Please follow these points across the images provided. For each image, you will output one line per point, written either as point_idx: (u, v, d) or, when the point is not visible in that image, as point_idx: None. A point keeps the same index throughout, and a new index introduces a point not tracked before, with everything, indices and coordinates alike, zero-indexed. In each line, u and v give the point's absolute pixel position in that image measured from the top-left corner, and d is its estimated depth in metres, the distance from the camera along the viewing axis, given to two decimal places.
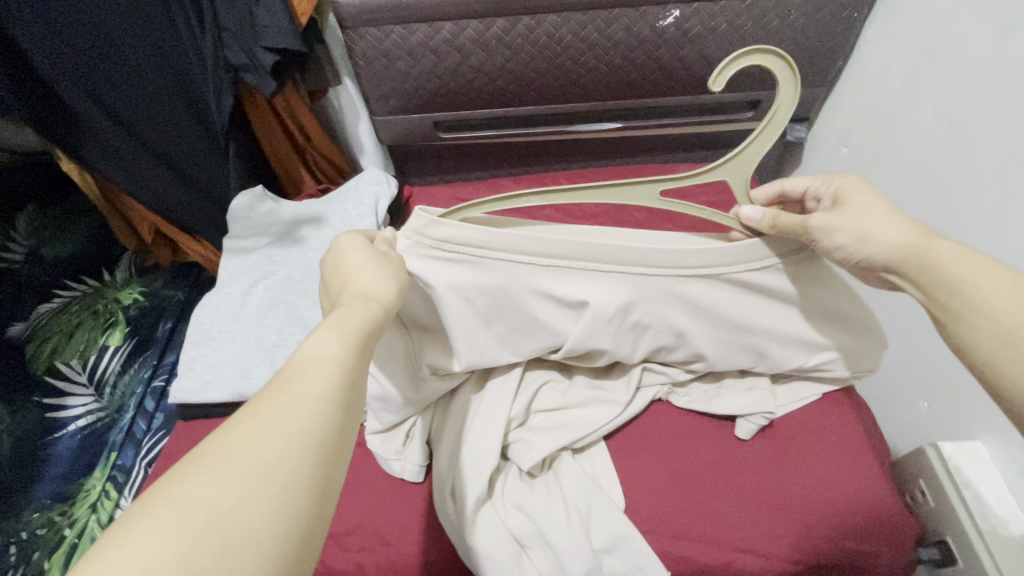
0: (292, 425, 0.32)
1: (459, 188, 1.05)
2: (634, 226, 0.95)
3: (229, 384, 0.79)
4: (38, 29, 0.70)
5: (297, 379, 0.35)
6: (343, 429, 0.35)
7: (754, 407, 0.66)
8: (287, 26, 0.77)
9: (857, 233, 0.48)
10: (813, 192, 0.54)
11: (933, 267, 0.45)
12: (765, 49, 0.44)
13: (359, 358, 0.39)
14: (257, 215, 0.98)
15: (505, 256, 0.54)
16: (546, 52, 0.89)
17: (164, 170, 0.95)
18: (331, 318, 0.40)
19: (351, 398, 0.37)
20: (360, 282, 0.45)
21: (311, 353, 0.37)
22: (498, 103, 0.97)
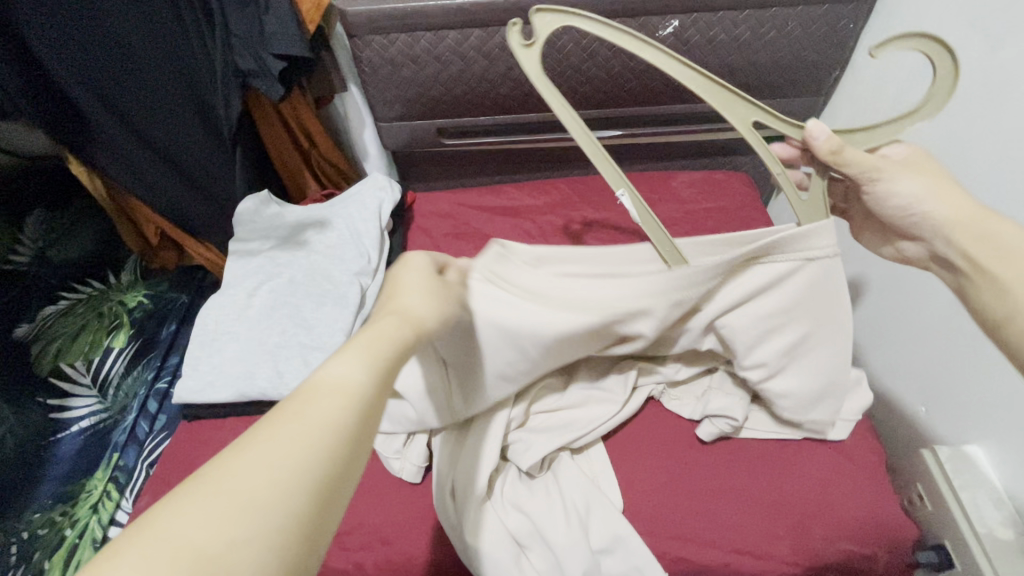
0: (300, 455, 0.32)
1: (461, 194, 1.07)
2: (635, 231, 0.95)
3: (233, 385, 0.80)
4: (54, 35, 0.73)
5: (314, 404, 0.35)
6: (350, 462, 0.35)
7: (721, 411, 0.65)
8: (293, 34, 0.79)
9: (929, 190, 0.54)
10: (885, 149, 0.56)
11: (982, 235, 0.52)
12: (952, 67, 0.45)
13: (381, 385, 0.38)
14: (263, 219, 0.99)
15: (560, 309, 0.55)
16: (549, 61, 0.91)
17: (167, 168, 0.96)
18: (363, 338, 0.40)
19: (367, 428, 0.36)
20: (410, 308, 0.45)
21: (337, 374, 0.37)
22: (501, 110, 0.98)
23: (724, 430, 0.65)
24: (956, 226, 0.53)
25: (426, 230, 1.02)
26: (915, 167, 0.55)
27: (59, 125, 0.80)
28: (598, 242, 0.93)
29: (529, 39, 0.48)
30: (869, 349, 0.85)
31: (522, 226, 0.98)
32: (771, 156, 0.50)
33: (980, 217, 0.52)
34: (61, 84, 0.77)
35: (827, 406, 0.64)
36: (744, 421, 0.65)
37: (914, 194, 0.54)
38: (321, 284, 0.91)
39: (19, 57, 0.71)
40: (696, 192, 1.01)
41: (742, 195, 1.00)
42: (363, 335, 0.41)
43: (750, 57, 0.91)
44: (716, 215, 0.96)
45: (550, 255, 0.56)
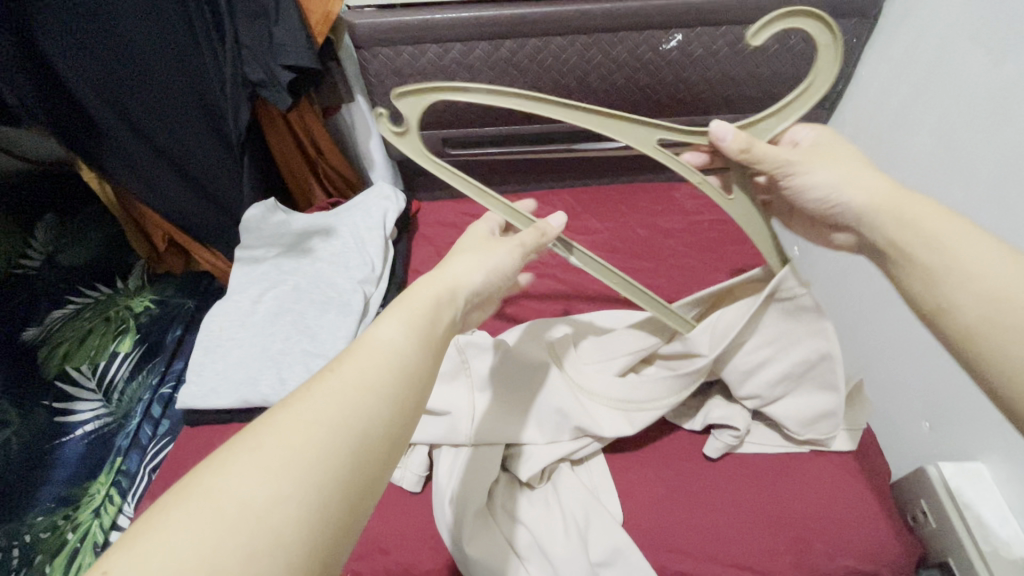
0: (344, 406, 0.34)
1: (466, 204, 1.08)
2: (637, 243, 0.95)
3: (236, 391, 0.80)
4: (66, 44, 0.75)
5: (357, 360, 0.37)
6: (396, 418, 0.36)
7: (724, 422, 0.65)
8: (303, 45, 0.81)
9: (842, 177, 0.50)
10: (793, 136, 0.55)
11: (903, 218, 0.47)
12: (831, 28, 0.45)
13: (423, 349, 0.41)
14: (269, 226, 0.99)
15: (602, 390, 0.65)
16: (553, 73, 0.92)
17: (174, 175, 0.98)
18: (402, 311, 0.43)
19: (410, 387, 0.38)
20: (472, 266, 0.51)
21: (379, 339, 0.40)
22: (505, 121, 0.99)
23: (729, 444, 0.65)
24: (878, 211, 0.48)
25: (430, 240, 1.03)
26: (829, 155, 0.52)
27: (70, 131, 0.83)
28: (600, 253, 0.94)
29: (401, 126, 0.54)
30: (872, 363, 0.85)
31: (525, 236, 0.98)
32: (687, 166, 0.50)
33: (900, 199, 0.48)
34: (73, 90, 0.80)
35: (827, 422, 0.64)
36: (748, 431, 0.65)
37: (832, 182, 0.50)
38: (325, 292, 0.92)
39: (32, 63, 0.73)
40: (699, 204, 1.01)
41: None
42: (405, 304, 0.44)
43: (753, 71, 0.92)
44: (720, 227, 0.97)
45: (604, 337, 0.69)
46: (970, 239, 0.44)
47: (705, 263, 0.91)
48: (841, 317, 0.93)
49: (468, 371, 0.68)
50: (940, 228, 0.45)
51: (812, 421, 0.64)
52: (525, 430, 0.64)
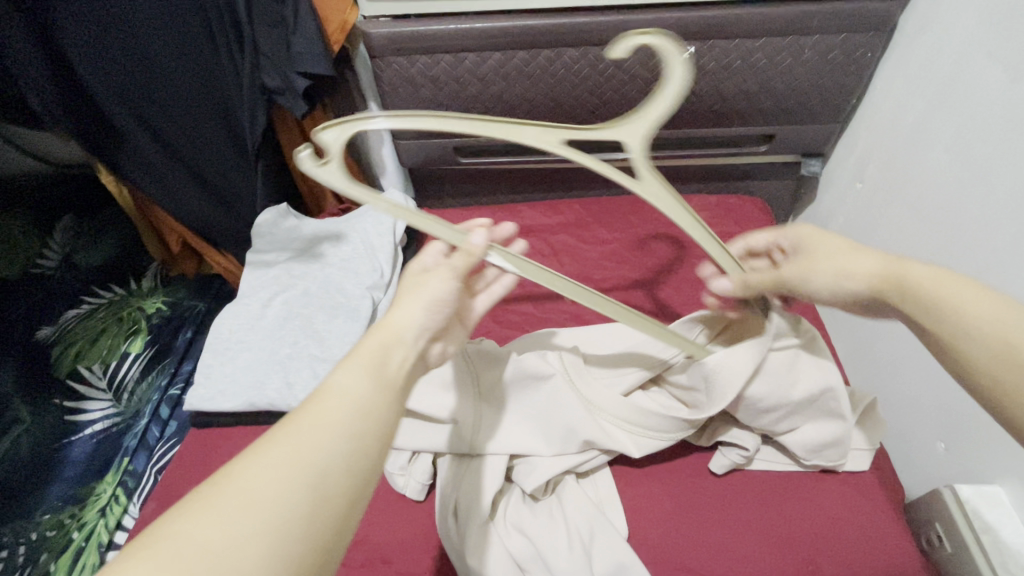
0: (297, 460, 0.35)
1: (476, 212, 1.08)
2: (647, 254, 0.95)
3: (243, 395, 0.81)
4: (89, 51, 0.77)
5: (312, 411, 0.38)
6: (352, 465, 0.37)
7: (732, 440, 0.64)
8: (319, 53, 0.82)
9: (832, 273, 0.52)
10: (775, 244, 0.61)
11: (907, 291, 0.47)
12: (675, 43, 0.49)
13: (380, 392, 0.41)
14: (281, 232, 1.00)
15: (606, 412, 0.65)
16: (565, 84, 0.92)
17: (192, 181, 0.99)
18: (358, 356, 0.43)
19: (367, 434, 0.39)
20: (408, 307, 0.49)
21: (335, 385, 0.40)
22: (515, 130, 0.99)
23: (736, 462, 0.64)
24: (884, 290, 0.48)
25: None
26: (815, 254, 0.54)
27: (91, 137, 0.84)
28: (610, 263, 0.93)
29: (322, 156, 0.55)
30: (886, 381, 0.83)
31: (535, 245, 0.99)
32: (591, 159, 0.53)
33: (897, 270, 0.48)
34: (95, 96, 0.81)
35: (834, 449, 0.63)
36: (756, 450, 0.64)
37: (827, 279, 0.52)
38: (334, 297, 0.93)
39: (57, 71, 0.75)
40: (710, 216, 1.00)
41: (757, 220, 0.99)
42: (363, 349, 0.44)
43: (766, 84, 0.92)
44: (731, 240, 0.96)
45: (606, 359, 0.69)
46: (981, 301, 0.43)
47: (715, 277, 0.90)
48: (855, 333, 0.91)
49: (476, 381, 0.67)
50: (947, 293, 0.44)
51: (818, 449, 0.63)
52: (532, 441, 0.64)
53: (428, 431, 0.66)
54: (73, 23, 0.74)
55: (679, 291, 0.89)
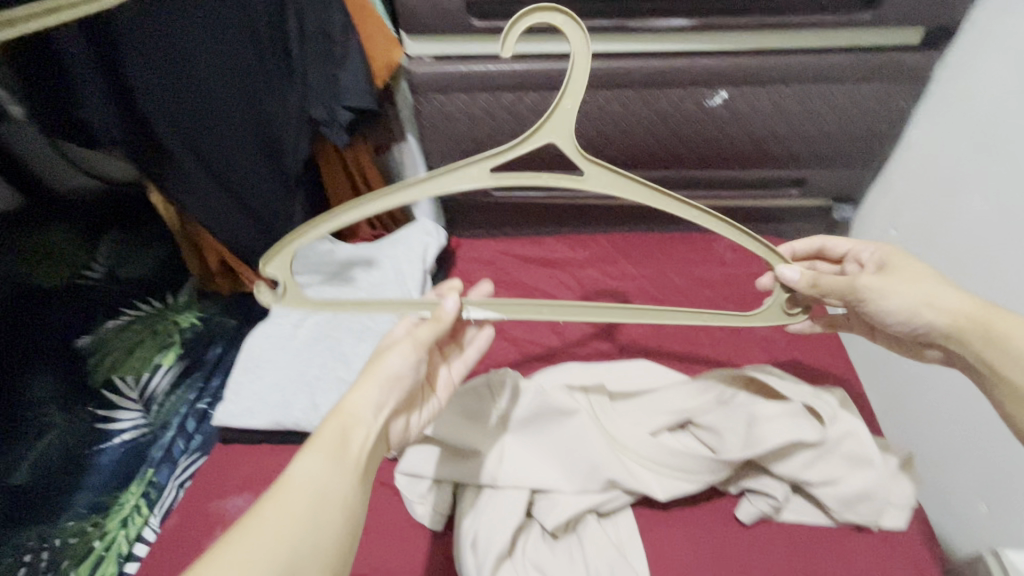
0: (268, 543, 0.41)
1: (504, 243, 1.10)
2: (674, 292, 0.95)
3: (269, 413, 0.82)
4: (154, 85, 0.82)
5: (280, 496, 0.45)
6: (318, 544, 0.44)
7: (760, 488, 0.62)
8: (363, 89, 0.87)
9: (917, 300, 0.60)
10: (856, 254, 0.69)
11: (991, 333, 0.55)
12: (569, 16, 0.46)
13: (339, 475, 0.48)
14: (316, 254, 1.04)
15: (632, 450, 0.64)
16: (598, 123, 0.94)
17: (234, 204, 1.02)
18: (317, 443, 0.50)
19: (330, 513, 0.46)
20: (368, 387, 0.55)
21: (298, 472, 0.47)
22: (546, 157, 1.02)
23: (764, 511, 0.62)
24: (967, 326, 0.57)
25: (468, 276, 1.06)
26: (902, 276, 0.62)
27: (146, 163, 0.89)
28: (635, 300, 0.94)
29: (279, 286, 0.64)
30: (923, 434, 0.81)
31: (559, 280, 1.00)
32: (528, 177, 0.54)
33: (985, 313, 0.56)
34: (153, 127, 0.86)
35: (868, 504, 0.61)
36: (786, 499, 0.62)
37: (910, 303, 0.60)
38: (363, 321, 0.95)
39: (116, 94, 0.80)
40: (737, 256, 1.00)
41: None
42: (324, 435, 0.51)
43: (797, 129, 0.92)
44: (760, 282, 0.95)
45: (633, 396, 0.70)
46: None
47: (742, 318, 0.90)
48: (889, 385, 0.88)
49: (498, 411, 0.68)
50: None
51: (852, 502, 0.60)
52: (554, 473, 0.65)
53: (449, 457, 0.67)
54: (140, 60, 0.79)
55: (702, 337, 0.89)
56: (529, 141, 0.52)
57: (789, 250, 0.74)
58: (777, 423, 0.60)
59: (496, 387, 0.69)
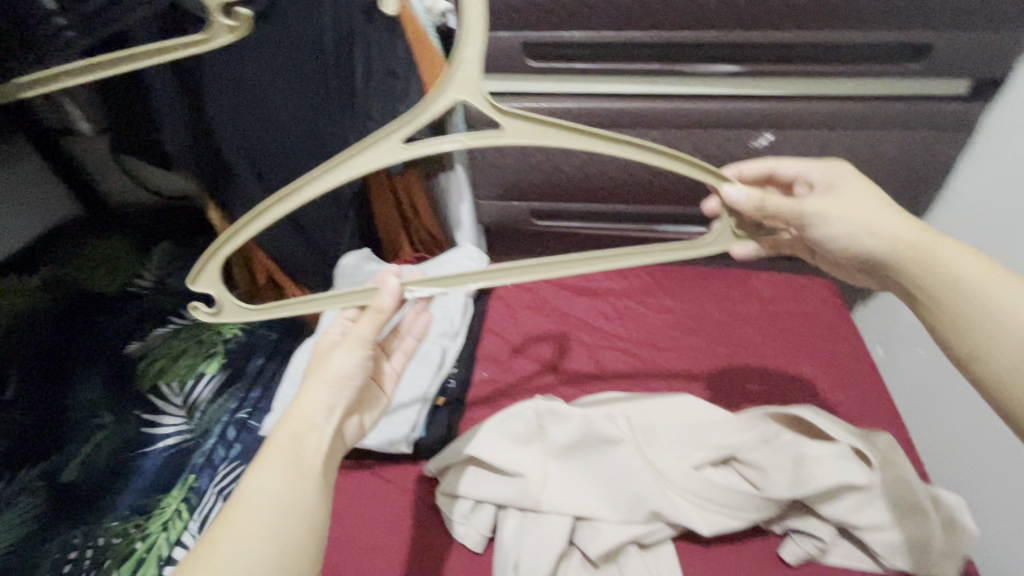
0: (236, 558, 0.47)
1: (544, 271, 1.13)
2: (713, 327, 0.96)
3: None
4: (229, 114, 0.90)
5: (240, 515, 0.50)
6: (281, 552, 0.49)
7: (806, 529, 0.62)
8: (420, 121, 0.92)
9: (858, 225, 0.63)
10: (805, 177, 0.70)
11: (922, 257, 0.59)
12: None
13: (294, 484, 0.53)
14: (362, 273, 1.07)
15: (675, 483, 0.65)
16: (644, 160, 0.96)
17: (288, 227, 1.06)
18: (273, 458, 0.55)
19: (290, 525, 0.51)
20: (315, 390, 0.60)
21: (255, 488, 0.52)
22: (589, 188, 1.01)
23: (809, 552, 0.62)
24: (903, 250, 0.60)
25: (508, 301, 1.09)
26: (841, 203, 0.65)
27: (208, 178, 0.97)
28: (673, 334, 0.96)
29: (214, 307, 0.68)
30: (973, 485, 0.79)
31: (596, 308, 1.03)
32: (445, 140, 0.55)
33: (922, 238, 0.60)
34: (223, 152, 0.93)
35: (918, 553, 0.60)
36: (831, 542, 0.62)
37: (849, 229, 0.64)
38: None
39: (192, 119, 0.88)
40: (778, 292, 1.00)
41: (828, 300, 0.98)
42: (277, 447, 0.56)
43: None
44: (800, 321, 0.96)
45: (678, 427, 0.70)
46: (982, 270, 0.56)
47: (780, 356, 0.91)
48: (932, 432, 0.88)
49: (544, 436, 0.71)
50: (960, 262, 0.57)
51: (900, 549, 0.60)
52: (596, 501, 0.66)
53: (493, 477, 0.70)
54: (221, 91, 0.87)
55: (736, 372, 0.90)
56: (433, 106, 0.52)
57: (737, 172, 0.74)
58: (820, 465, 0.61)
59: (542, 413, 0.71)
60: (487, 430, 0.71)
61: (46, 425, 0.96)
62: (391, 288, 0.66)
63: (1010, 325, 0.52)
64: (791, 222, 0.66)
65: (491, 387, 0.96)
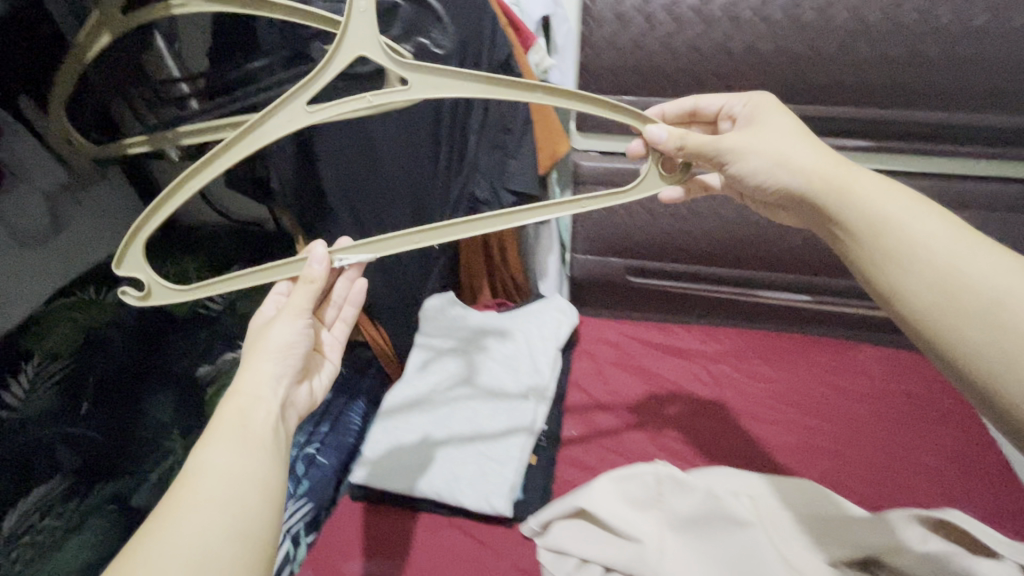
0: (182, 532, 0.42)
1: (630, 325, 1.11)
2: (820, 402, 0.92)
3: (410, 478, 0.85)
4: (337, 158, 0.91)
5: (191, 487, 0.45)
6: (234, 520, 0.44)
7: None
8: (529, 173, 0.92)
9: (771, 160, 0.60)
10: (729, 111, 0.70)
11: (839, 194, 0.56)
12: None
13: (245, 453, 0.49)
14: (447, 318, 1.06)
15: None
16: (752, 228, 0.97)
17: (379, 271, 1.05)
18: (218, 431, 0.50)
19: (244, 493, 0.46)
20: (259, 364, 0.56)
21: (204, 461, 0.47)
22: (693, 248, 1.01)
23: None
24: (819, 186, 0.57)
25: (595, 356, 1.07)
26: (753, 136, 0.63)
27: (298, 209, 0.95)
28: (776, 406, 0.92)
29: (145, 288, 0.59)
30: None
31: (690, 370, 1.00)
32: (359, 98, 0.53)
33: (839, 172, 0.57)
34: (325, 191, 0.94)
35: None
36: None
37: (765, 163, 0.60)
38: (498, 393, 0.96)
39: (302, 156, 0.90)
40: (886, 369, 0.96)
41: (937, 380, 0.94)
42: (223, 424, 0.51)
43: None
44: (916, 401, 0.91)
45: (810, 517, 0.68)
46: (895, 203, 0.53)
47: (896, 441, 0.86)
48: None
49: (663, 504, 0.71)
50: (872, 196, 0.54)
51: None
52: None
53: (605, 537, 0.70)
54: (332, 138, 0.89)
55: (851, 454, 0.85)
56: (330, 67, 0.51)
57: (660, 112, 0.74)
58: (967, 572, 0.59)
59: (664, 479, 0.73)
60: (606, 485, 0.73)
61: (116, 443, 0.91)
62: (319, 256, 0.62)
63: (922, 256, 0.49)
64: (711, 160, 0.63)
65: (585, 447, 0.93)
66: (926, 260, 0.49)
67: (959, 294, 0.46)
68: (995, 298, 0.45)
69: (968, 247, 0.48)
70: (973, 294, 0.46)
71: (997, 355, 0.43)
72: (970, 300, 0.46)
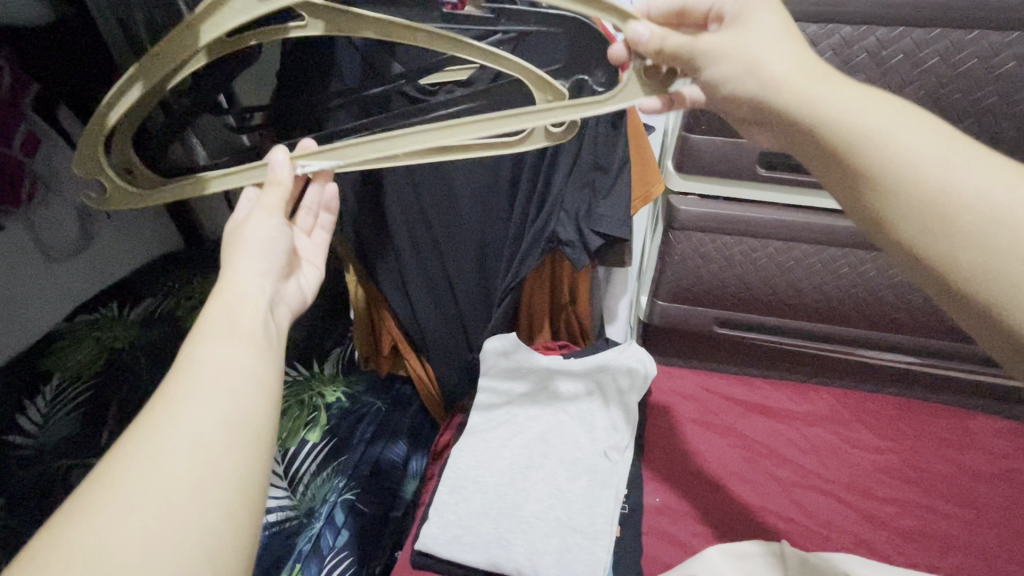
0: (170, 428, 0.37)
1: (707, 376, 1.04)
2: (934, 479, 0.84)
3: (485, 549, 0.77)
4: (405, 187, 0.83)
5: (182, 382, 0.40)
6: (229, 415, 0.39)
7: None
8: (621, 218, 0.84)
9: (744, 64, 0.47)
10: (717, 9, 0.49)
11: (808, 102, 0.45)
12: None
13: (242, 349, 0.43)
14: (511, 361, 0.95)
15: None
16: (869, 285, 0.87)
17: (437, 304, 0.95)
18: (205, 327, 0.44)
19: (241, 390, 0.41)
20: (241, 263, 0.50)
21: (195, 357, 0.42)
22: (799, 300, 0.91)
23: None
24: (792, 97, 0.45)
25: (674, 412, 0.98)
26: (737, 33, 0.47)
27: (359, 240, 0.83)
28: (884, 482, 0.84)
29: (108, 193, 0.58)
30: None
31: (782, 435, 0.92)
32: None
33: (813, 74, 0.45)
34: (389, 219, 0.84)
35: None
36: None
37: (737, 71, 0.47)
38: (574, 454, 0.87)
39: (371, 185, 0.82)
40: (1005, 445, 0.89)
41: None
42: (210, 321, 0.45)
43: None
44: None
45: None
46: (875, 114, 0.43)
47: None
48: None
49: None
50: (852, 109, 0.43)
51: None
52: None
53: None
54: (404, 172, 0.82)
55: (973, 545, 0.77)
56: None
57: (644, 11, 0.51)
58: None
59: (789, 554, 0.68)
60: (721, 558, 0.68)
61: None
62: (279, 162, 0.55)
63: (906, 164, 0.41)
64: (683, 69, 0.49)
65: (670, 517, 0.84)
66: (910, 174, 0.41)
67: (955, 217, 0.39)
68: (999, 214, 0.38)
69: (970, 160, 0.40)
70: (970, 215, 0.39)
71: (993, 284, 0.38)
72: (958, 218, 0.39)
